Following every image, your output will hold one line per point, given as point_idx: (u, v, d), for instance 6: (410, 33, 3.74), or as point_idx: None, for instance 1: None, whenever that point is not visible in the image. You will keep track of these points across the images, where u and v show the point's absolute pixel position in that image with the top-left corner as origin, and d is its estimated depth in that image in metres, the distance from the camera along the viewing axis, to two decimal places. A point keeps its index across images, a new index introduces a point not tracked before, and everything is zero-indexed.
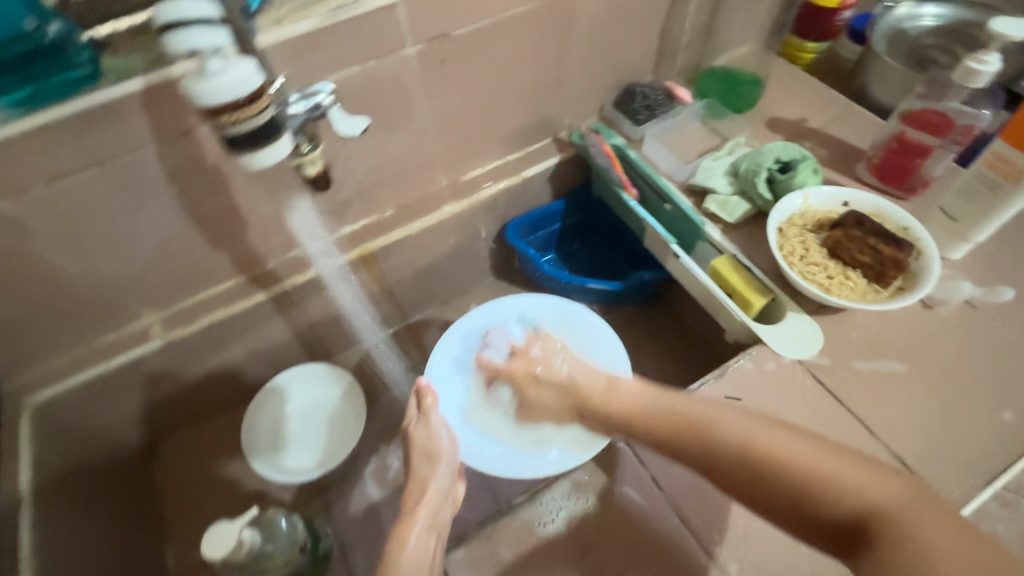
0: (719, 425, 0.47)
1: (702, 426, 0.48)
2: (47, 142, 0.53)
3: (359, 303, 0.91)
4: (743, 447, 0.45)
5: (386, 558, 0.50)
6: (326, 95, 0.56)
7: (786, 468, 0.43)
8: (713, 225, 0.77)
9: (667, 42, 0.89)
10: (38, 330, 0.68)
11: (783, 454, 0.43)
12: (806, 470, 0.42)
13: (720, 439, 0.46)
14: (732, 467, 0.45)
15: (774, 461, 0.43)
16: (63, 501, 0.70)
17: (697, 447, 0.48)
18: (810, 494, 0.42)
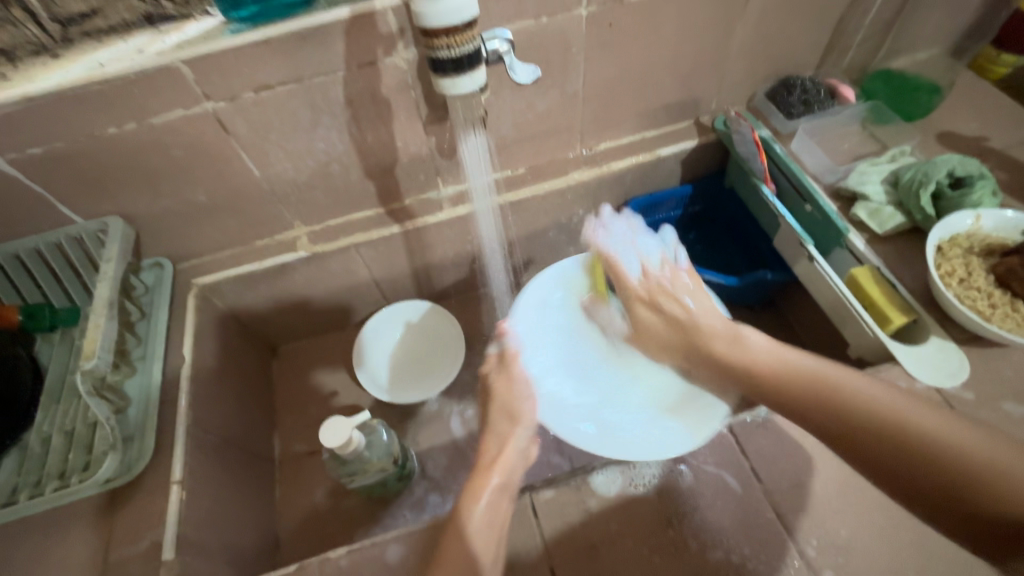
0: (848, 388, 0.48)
1: (827, 377, 0.50)
2: (263, 55, 0.60)
3: (473, 253, 0.96)
4: (869, 404, 0.47)
5: (459, 505, 0.52)
6: (502, 43, 0.59)
7: (932, 446, 0.43)
8: (858, 233, 0.73)
9: (840, 35, 0.83)
10: (217, 223, 0.78)
11: (929, 424, 0.44)
12: (935, 438, 0.43)
13: (848, 391, 0.48)
14: (846, 414, 0.47)
15: (914, 431, 0.44)
16: (216, 370, 0.81)
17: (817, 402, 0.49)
18: (934, 465, 0.42)
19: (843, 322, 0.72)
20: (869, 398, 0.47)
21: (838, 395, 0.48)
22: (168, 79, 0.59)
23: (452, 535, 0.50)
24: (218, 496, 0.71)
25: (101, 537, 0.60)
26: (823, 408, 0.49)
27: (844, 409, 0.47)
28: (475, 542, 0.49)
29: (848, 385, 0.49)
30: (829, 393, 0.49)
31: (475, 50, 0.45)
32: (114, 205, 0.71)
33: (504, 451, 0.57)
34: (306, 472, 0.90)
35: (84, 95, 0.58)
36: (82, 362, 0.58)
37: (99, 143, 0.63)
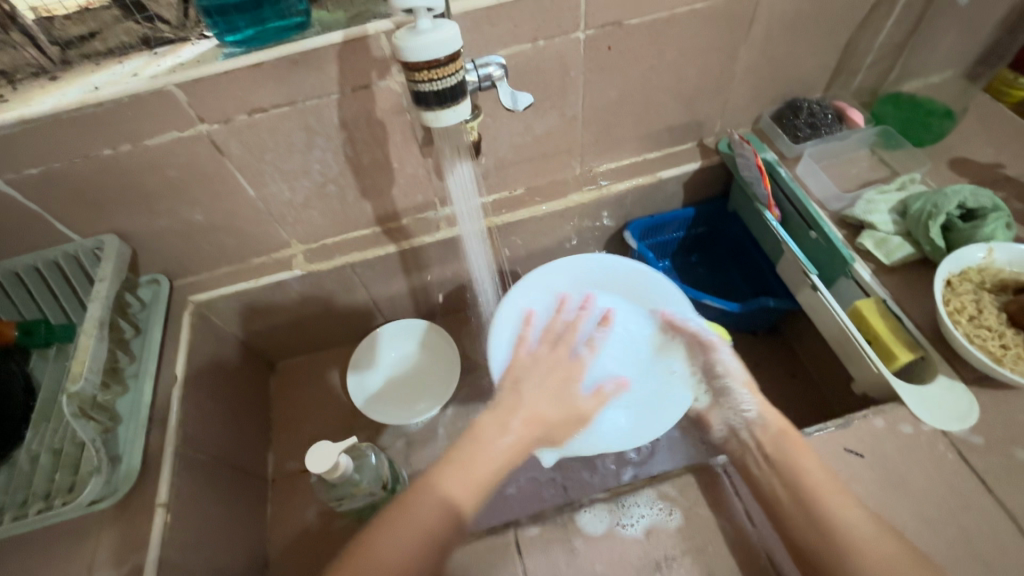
0: (809, 471, 0.53)
1: (794, 455, 0.55)
2: (257, 79, 0.60)
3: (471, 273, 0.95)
4: (860, 549, 0.47)
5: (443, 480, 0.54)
6: (496, 69, 0.58)
7: (858, 548, 0.47)
8: (864, 264, 0.70)
9: (848, 58, 0.81)
10: (213, 240, 0.78)
11: (856, 528, 0.49)
12: (865, 554, 0.47)
13: (850, 535, 0.48)
14: (805, 503, 0.51)
15: (848, 532, 0.49)
16: (211, 388, 0.81)
17: (784, 474, 0.54)
18: (851, 564, 0.47)
19: (847, 356, 0.69)
20: (856, 546, 0.47)
21: (834, 535, 0.49)
22: (163, 102, 0.59)
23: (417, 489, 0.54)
24: (206, 518, 0.71)
25: (84, 559, 0.59)
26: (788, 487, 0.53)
27: (834, 549, 0.48)
28: (442, 500, 0.53)
29: (845, 522, 0.49)
30: (832, 534, 0.49)
31: (457, 82, 0.44)
32: (112, 223, 0.71)
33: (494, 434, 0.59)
34: (299, 491, 0.89)
35: (79, 118, 0.58)
36: (69, 384, 0.58)
37: (96, 164, 0.63)
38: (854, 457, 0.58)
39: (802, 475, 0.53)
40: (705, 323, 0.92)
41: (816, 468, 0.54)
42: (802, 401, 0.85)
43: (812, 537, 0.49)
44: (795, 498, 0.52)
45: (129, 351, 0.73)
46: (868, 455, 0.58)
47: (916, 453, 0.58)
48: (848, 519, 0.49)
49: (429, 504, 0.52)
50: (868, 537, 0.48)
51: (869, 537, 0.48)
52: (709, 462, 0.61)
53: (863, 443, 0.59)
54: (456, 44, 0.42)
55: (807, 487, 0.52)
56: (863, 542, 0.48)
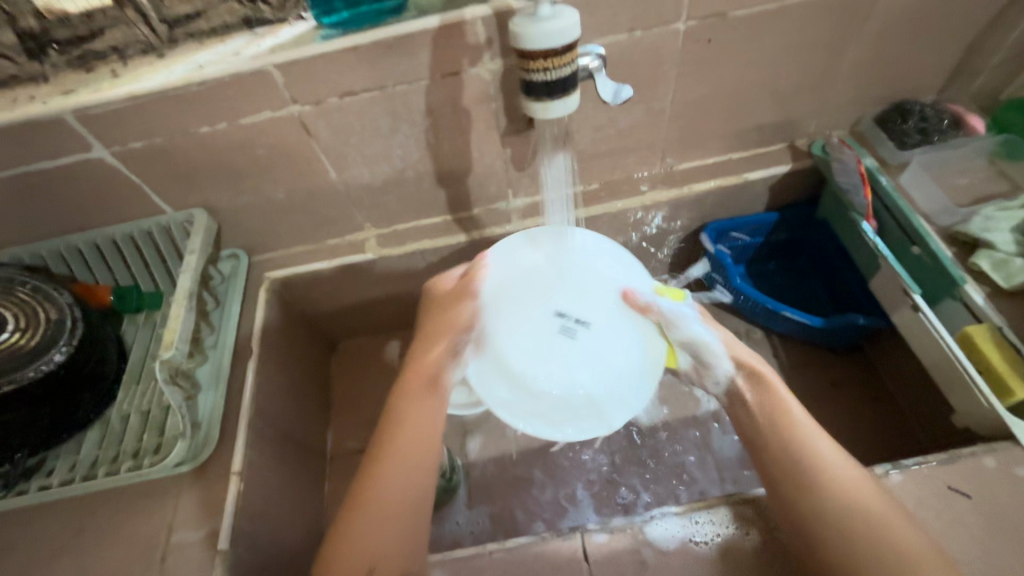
0: (764, 409, 0.55)
1: (758, 407, 0.56)
2: (351, 62, 0.60)
3: None
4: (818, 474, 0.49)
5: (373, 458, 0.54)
6: (593, 59, 0.56)
7: (799, 472, 0.50)
8: (976, 286, 0.64)
9: (972, 56, 0.74)
10: (292, 219, 0.80)
11: (796, 429, 0.53)
12: (814, 473, 0.49)
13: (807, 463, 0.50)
14: (755, 420, 0.55)
15: (791, 437, 0.52)
16: (280, 362, 0.83)
17: (750, 418, 0.56)
18: (800, 505, 0.49)
19: (950, 385, 0.64)
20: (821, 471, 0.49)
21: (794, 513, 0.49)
22: (260, 82, 0.61)
23: (383, 460, 0.53)
24: (273, 487, 0.73)
25: (166, 516, 0.62)
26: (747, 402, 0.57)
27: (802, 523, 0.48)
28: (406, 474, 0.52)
29: (810, 455, 0.51)
30: (797, 464, 0.50)
31: (573, 73, 0.42)
32: (201, 198, 0.74)
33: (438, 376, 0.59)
34: (355, 472, 0.91)
35: (183, 95, 0.60)
36: (162, 351, 0.61)
37: (193, 140, 0.65)
38: (959, 496, 0.53)
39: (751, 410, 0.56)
40: (783, 334, 0.87)
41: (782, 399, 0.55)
42: (886, 430, 0.80)
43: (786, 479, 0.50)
44: (786, 470, 0.50)
45: (210, 322, 0.76)
46: (976, 497, 0.53)
47: None
48: (807, 442, 0.51)
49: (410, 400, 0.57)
50: (823, 452, 0.51)
51: (830, 467, 0.49)
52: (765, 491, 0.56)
53: (970, 484, 0.54)
54: (574, 33, 0.40)
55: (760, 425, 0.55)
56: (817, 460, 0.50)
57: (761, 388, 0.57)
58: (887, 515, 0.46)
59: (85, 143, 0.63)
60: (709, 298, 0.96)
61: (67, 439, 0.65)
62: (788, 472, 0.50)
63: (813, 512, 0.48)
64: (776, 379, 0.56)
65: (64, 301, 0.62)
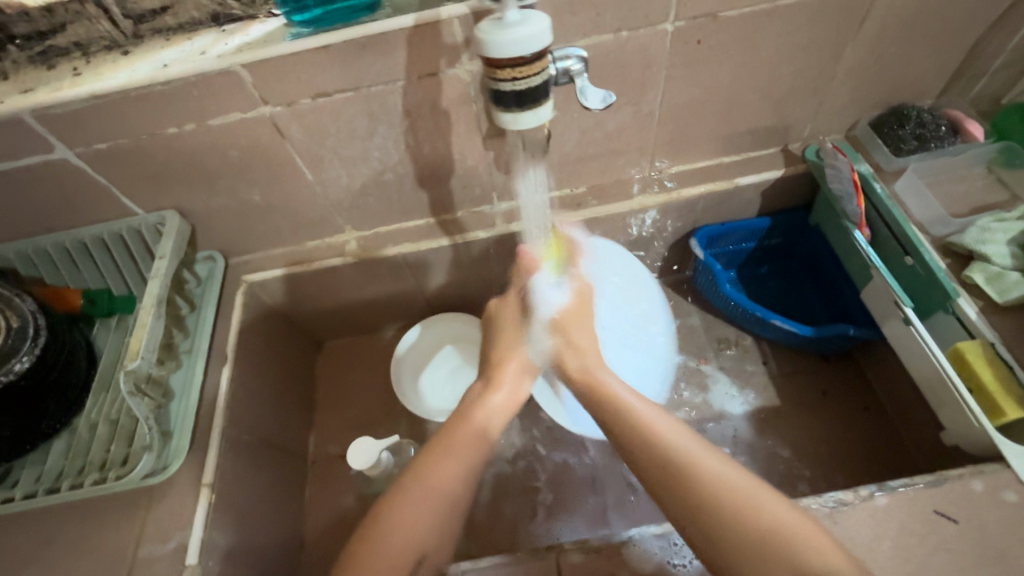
0: (656, 433, 0.55)
1: (649, 441, 0.54)
2: (323, 62, 0.57)
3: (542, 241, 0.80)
4: (716, 488, 0.49)
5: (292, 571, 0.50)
6: (574, 62, 0.53)
7: (691, 486, 0.50)
8: (969, 300, 0.63)
9: (973, 59, 0.71)
10: (268, 221, 0.77)
11: (684, 449, 0.52)
12: (711, 484, 0.49)
13: (680, 466, 0.51)
14: (655, 461, 0.53)
15: (677, 453, 0.52)
16: (259, 367, 0.81)
17: (630, 441, 0.55)
18: (716, 531, 0.47)
19: (940, 401, 0.62)
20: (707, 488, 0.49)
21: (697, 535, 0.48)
22: (229, 83, 0.58)
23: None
24: (248, 498, 0.72)
25: (133, 530, 0.61)
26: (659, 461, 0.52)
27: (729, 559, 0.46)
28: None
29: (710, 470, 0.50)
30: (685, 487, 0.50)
31: (544, 81, 0.40)
32: (173, 200, 0.71)
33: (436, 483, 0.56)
34: (336, 478, 0.90)
35: (148, 95, 0.58)
36: (127, 361, 0.59)
37: (160, 141, 0.63)
38: (945, 522, 0.51)
39: (620, 410, 0.58)
40: (773, 342, 0.85)
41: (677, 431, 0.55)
42: (875, 440, 0.78)
43: (668, 502, 0.50)
44: (680, 494, 0.50)
45: (183, 327, 0.74)
46: (961, 521, 0.51)
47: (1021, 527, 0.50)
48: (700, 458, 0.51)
49: (460, 460, 0.58)
50: (705, 459, 0.51)
51: (728, 481, 0.49)
52: None
53: (957, 507, 0.52)
54: (544, 37, 0.38)
55: (635, 443, 0.55)
56: (686, 469, 0.50)
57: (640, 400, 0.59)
58: (784, 517, 0.47)
59: (48, 145, 0.61)
60: (698, 304, 0.94)
61: (33, 450, 0.63)
62: (671, 491, 0.50)
63: (727, 532, 0.47)
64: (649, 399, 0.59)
65: (27, 308, 0.60)
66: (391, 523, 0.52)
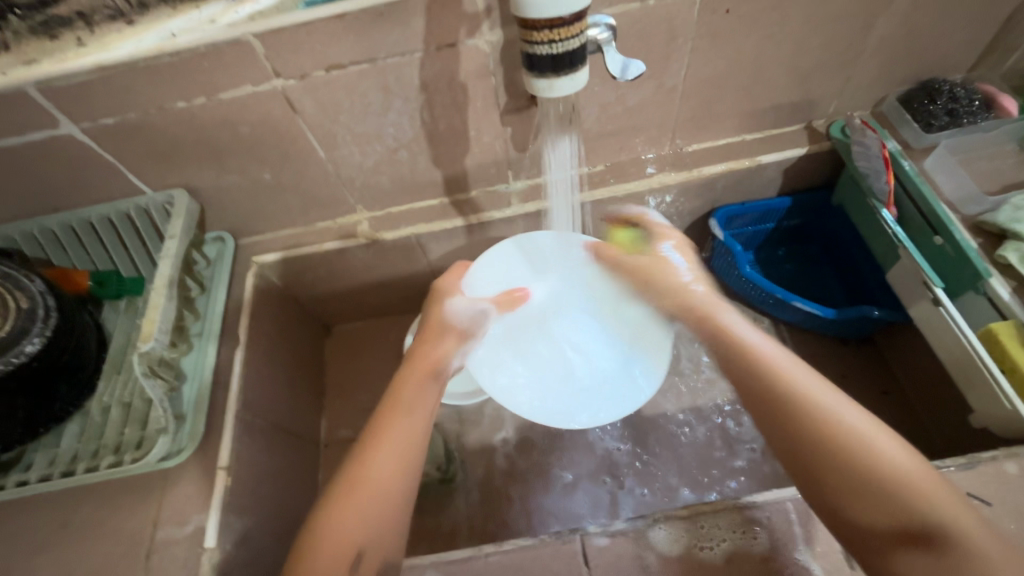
0: (772, 370, 0.47)
1: (770, 371, 0.47)
2: (338, 32, 0.55)
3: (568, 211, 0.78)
4: (842, 431, 0.42)
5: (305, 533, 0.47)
6: (601, 31, 0.50)
7: (819, 428, 0.43)
8: (1002, 279, 0.61)
9: (1009, 30, 0.68)
10: (279, 201, 0.75)
11: (807, 387, 0.45)
12: (838, 428, 0.42)
13: (780, 383, 0.46)
14: (774, 397, 0.45)
15: (802, 394, 0.45)
16: (271, 350, 0.80)
17: (746, 371, 0.48)
18: (832, 479, 0.42)
19: (968, 383, 0.61)
20: (811, 401, 0.44)
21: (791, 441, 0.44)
22: (240, 54, 0.56)
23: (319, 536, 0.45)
24: (263, 481, 0.71)
25: (149, 513, 0.60)
26: (772, 397, 0.45)
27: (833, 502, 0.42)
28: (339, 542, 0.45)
29: (837, 412, 0.43)
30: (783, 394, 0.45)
31: (580, 45, 0.38)
32: (182, 178, 0.69)
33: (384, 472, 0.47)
34: (348, 461, 0.89)
35: (155, 67, 0.55)
36: (139, 344, 0.57)
37: (169, 116, 0.61)
38: (979, 504, 0.50)
39: (726, 342, 0.51)
40: (791, 325, 0.84)
41: (801, 368, 0.46)
42: (895, 425, 0.78)
43: (765, 403, 0.46)
44: (797, 434, 0.44)
45: (194, 309, 0.72)
46: (997, 504, 0.50)
47: None
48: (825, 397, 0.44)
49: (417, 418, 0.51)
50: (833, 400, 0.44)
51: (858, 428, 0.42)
52: (777, 496, 0.54)
53: (992, 490, 0.51)
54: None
55: (745, 356, 0.49)
56: (800, 393, 0.44)
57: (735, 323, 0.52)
58: (921, 477, 0.40)
59: (53, 119, 0.59)
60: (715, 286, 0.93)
61: (46, 433, 0.63)
62: (770, 395, 0.45)
63: (846, 481, 0.41)
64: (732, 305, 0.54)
65: (36, 289, 0.58)
66: (356, 496, 0.46)
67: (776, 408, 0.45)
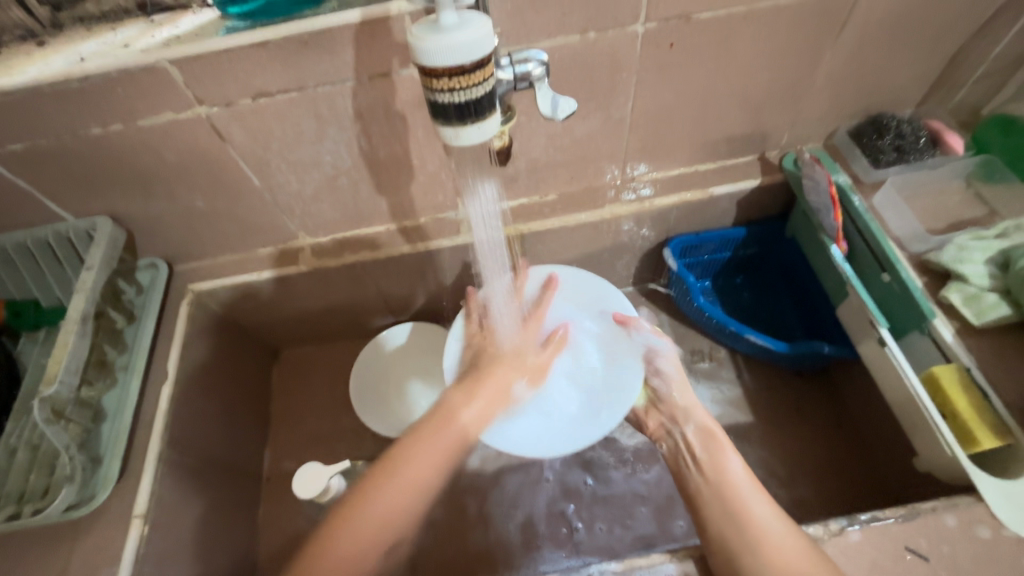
0: (747, 505, 0.52)
1: (735, 497, 0.53)
2: (262, 60, 0.52)
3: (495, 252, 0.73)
4: (772, 555, 0.48)
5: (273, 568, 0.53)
6: (535, 66, 0.48)
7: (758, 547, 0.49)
8: (945, 321, 0.60)
9: (954, 68, 0.68)
10: (214, 227, 0.72)
11: (756, 513, 0.51)
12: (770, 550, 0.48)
13: (738, 506, 0.52)
14: (727, 514, 0.52)
15: (751, 519, 0.51)
16: (206, 382, 0.76)
17: (710, 497, 0.55)
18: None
19: (913, 427, 0.60)
20: (757, 527, 0.50)
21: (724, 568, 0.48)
22: (156, 81, 0.53)
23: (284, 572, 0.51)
24: (189, 525, 0.67)
25: (53, 569, 0.56)
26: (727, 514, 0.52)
27: None
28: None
29: (772, 537, 0.49)
30: (736, 530, 0.50)
31: (475, 97, 0.36)
32: (106, 205, 0.65)
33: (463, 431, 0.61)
34: (291, 496, 0.85)
35: (64, 92, 0.52)
36: (42, 387, 0.54)
37: (84, 142, 0.57)
38: (916, 559, 0.49)
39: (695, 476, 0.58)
40: (746, 356, 0.82)
41: (759, 499, 0.53)
42: (846, 460, 0.77)
43: (720, 520, 0.52)
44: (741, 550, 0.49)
45: (120, 340, 0.68)
46: (933, 559, 0.49)
47: (995, 566, 0.48)
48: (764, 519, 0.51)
49: (427, 461, 0.57)
50: (778, 526, 0.50)
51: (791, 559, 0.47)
52: None
53: (929, 544, 0.50)
54: (472, 52, 0.33)
55: (716, 483, 0.55)
56: (751, 514, 0.51)
57: (713, 446, 0.60)
58: None
59: None
60: (673, 314, 0.91)
61: None
62: (726, 528, 0.51)
63: None
64: (728, 441, 0.59)
65: None
66: (348, 528, 0.53)
67: (728, 526, 0.51)
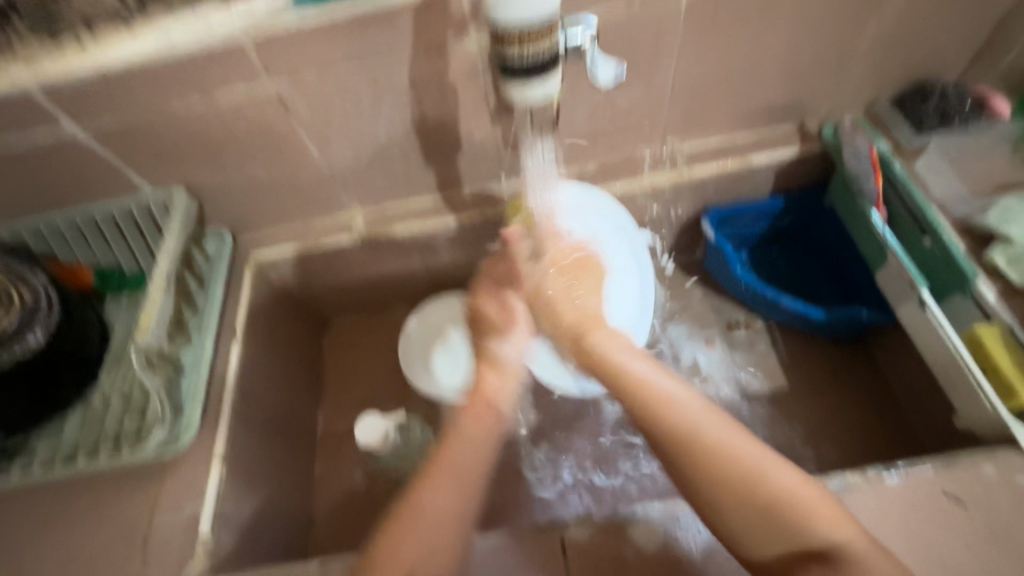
0: (689, 427, 0.50)
1: (683, 431, 0.49)
2: (329, 35, 0.56)
3: None
4: (751, 479, 0.46)
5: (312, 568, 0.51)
6: (585, 33, 0.51)
7: (733, 475, 0.47)
8: (988, 282, 0.61)
9: (1002, 29, 0.68)
10: (275, 198, 0.77)
11: (711, 436, 0.48)
12: (746, 476, 0.46)
13: (687, 433, 0.49)
14: (679, 447, 0.49)
15: (708, 448, 0.48)
16: (267, 344, 0.81)
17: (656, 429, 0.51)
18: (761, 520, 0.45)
19: (952, 385, 0.61)
20: (719, 451, 0.48)
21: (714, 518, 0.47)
22: (233, 57, 0.57)
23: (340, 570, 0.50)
24: (258, 470, 0.73)
25: (146, 501, 0.62)
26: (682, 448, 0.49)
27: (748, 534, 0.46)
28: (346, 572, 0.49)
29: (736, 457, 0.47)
30: (699, 466, 0.48)
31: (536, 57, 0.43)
32: (180, 176, 0.71)
33: (495, 392, 0.60)
34: (344, 453, 0.91)
35: (151, 68, 0.57)
36: (137, 335, 0.60)
37: (165, 116, 0.62)
38: (953, 504, 0.51)
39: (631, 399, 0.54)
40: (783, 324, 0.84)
41: (704, 417, 0.50)
42: (883, 425, 0.78)
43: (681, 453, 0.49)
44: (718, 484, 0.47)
45: (194, 304, 0.73)
46: (971, 504, 0.51)
47: None
48: (723, 441, 0.48)
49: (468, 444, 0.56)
50: (735, 444, 0.48)
51: (760, 464, 0.47)
52: None
53: (967, 491, 0.52)
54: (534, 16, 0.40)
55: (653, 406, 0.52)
56: (705, 438, 0.48)
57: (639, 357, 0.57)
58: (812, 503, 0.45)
59: (54, 119, 0.60)
60: (708, 284, 0.93)
61: (49, 424, 0.65)
62: (689, 470, 0.48)
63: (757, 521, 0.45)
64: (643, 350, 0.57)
65: (38, 283, 0.61)
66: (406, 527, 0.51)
67: (691, 464, 0.48)
